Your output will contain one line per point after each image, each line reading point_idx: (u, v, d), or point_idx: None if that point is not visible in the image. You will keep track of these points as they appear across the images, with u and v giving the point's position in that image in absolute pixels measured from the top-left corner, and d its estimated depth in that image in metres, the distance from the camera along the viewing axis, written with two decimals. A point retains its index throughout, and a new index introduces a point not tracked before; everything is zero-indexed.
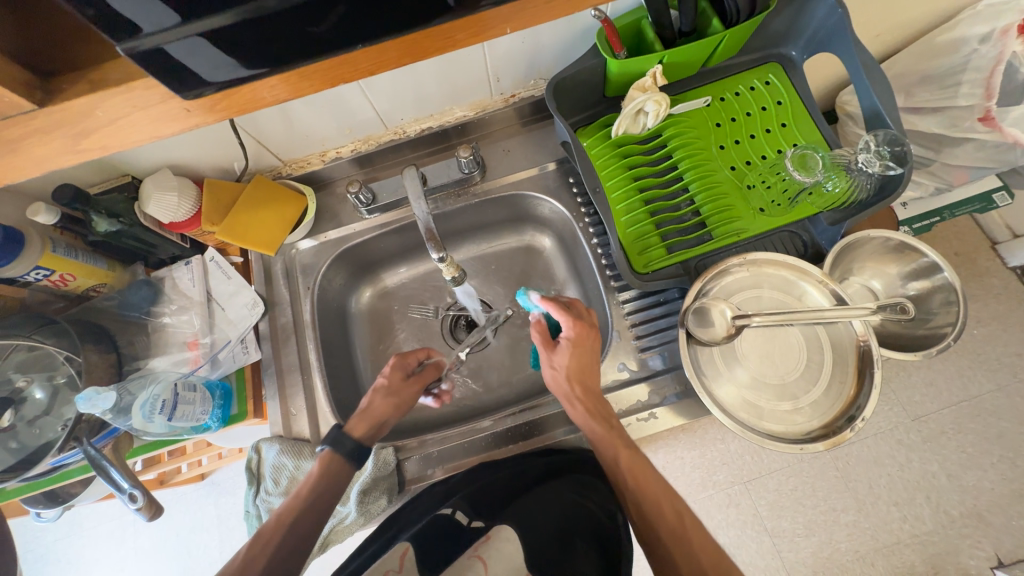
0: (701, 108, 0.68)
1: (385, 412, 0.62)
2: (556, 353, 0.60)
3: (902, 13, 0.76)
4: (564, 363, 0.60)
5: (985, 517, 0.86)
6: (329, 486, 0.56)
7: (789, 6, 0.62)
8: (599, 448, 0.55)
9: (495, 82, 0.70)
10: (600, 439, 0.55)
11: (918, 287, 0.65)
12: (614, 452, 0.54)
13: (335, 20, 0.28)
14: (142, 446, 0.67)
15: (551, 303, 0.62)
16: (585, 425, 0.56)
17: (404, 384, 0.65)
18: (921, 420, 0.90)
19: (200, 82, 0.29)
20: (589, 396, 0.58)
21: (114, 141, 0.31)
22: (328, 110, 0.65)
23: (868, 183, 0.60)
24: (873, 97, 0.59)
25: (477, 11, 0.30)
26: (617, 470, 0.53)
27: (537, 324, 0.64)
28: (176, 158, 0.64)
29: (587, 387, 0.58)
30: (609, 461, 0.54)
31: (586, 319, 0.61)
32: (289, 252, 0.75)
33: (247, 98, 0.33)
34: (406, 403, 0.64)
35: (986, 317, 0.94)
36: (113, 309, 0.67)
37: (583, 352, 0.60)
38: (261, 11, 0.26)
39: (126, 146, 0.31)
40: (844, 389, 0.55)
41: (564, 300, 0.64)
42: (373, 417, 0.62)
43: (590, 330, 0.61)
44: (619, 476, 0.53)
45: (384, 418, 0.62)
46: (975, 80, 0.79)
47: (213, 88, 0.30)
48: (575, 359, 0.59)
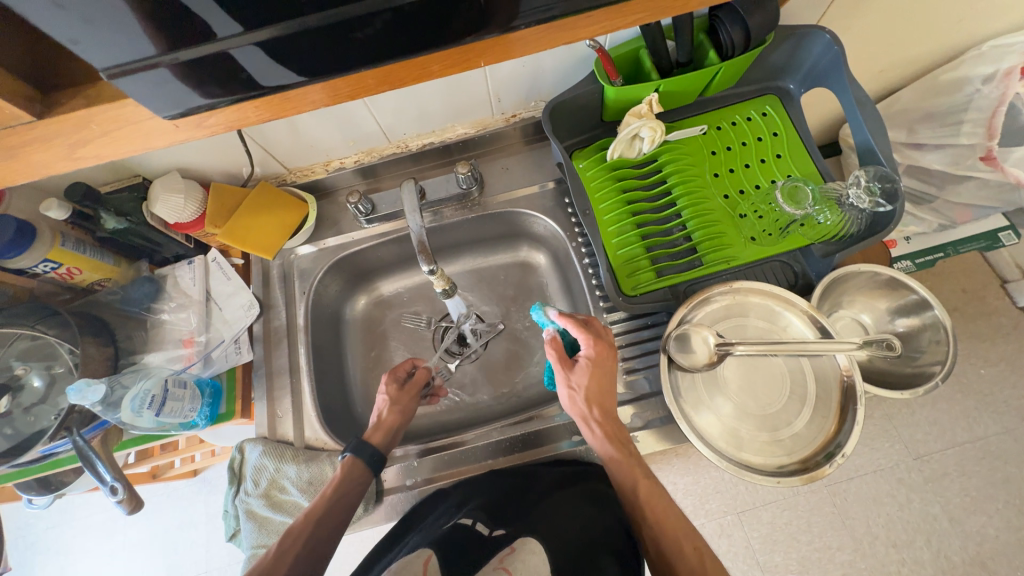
0: (697, 136, 0.69)
1: (398, 423, 0.65)
2: (574, 372, 0.59)
3: (905, 51, 0.75)
4: (583, 382, 0.58)
5: (989, 566, 0.83)
6: (336, 512, 0.56)
7: (787, 41, 0.62)
8: (617, 474, 0.55)
9: (496, 102, 0.71)
10: (618, 466, 0.55)
11: (906, 324, 0.65)
12: (632, 481, 0.54)
13: (372, 33, 0.29)
14: (132, 438, 0.68)
15: (570, 319, 0.61)
16: (604, 450, 0.56)
17: (403, 393, 0.67)
18: (923, 460, 0.88)
19: (201, 100, 0.31)
20: (607, 419, 0.57)
21: (107, 151, 0.32)
22: (333, 123, 0.67)
23: (860, 218, 0.61)
24: (866, 132, 0.59)
25: (508, 31, 0.31)
26: (634, 497, 0.53)
27: (553, 338, 0.62)
28: (186, 161, 0.67)
29: (605, 409, 0.58)
30: (628, 489, 0.54)
31: (606, 339, 0.60)
32: (288, 257, 0.77)
33: (284, 105, 0.33)
34: (413, 407, 0.67)
35: (994, 358, 0.92)
36: (114, 304, 0.68)
37: (603, 373, 0.59)
38: (272, 36, 0.27)
39: (118, 156, 0.33)
40: (825, 424, 0.55)
41: (582, 317, 0.63)
42: (389, 429, 0.64)
43: (609, 350, 0.60)
44: (636, 505, 0.53)
45: (397, 427, 0.65)
46: (977, 119, 0.79)
47: (223, 104, 0.32)
48: (594, 378, 0.58)
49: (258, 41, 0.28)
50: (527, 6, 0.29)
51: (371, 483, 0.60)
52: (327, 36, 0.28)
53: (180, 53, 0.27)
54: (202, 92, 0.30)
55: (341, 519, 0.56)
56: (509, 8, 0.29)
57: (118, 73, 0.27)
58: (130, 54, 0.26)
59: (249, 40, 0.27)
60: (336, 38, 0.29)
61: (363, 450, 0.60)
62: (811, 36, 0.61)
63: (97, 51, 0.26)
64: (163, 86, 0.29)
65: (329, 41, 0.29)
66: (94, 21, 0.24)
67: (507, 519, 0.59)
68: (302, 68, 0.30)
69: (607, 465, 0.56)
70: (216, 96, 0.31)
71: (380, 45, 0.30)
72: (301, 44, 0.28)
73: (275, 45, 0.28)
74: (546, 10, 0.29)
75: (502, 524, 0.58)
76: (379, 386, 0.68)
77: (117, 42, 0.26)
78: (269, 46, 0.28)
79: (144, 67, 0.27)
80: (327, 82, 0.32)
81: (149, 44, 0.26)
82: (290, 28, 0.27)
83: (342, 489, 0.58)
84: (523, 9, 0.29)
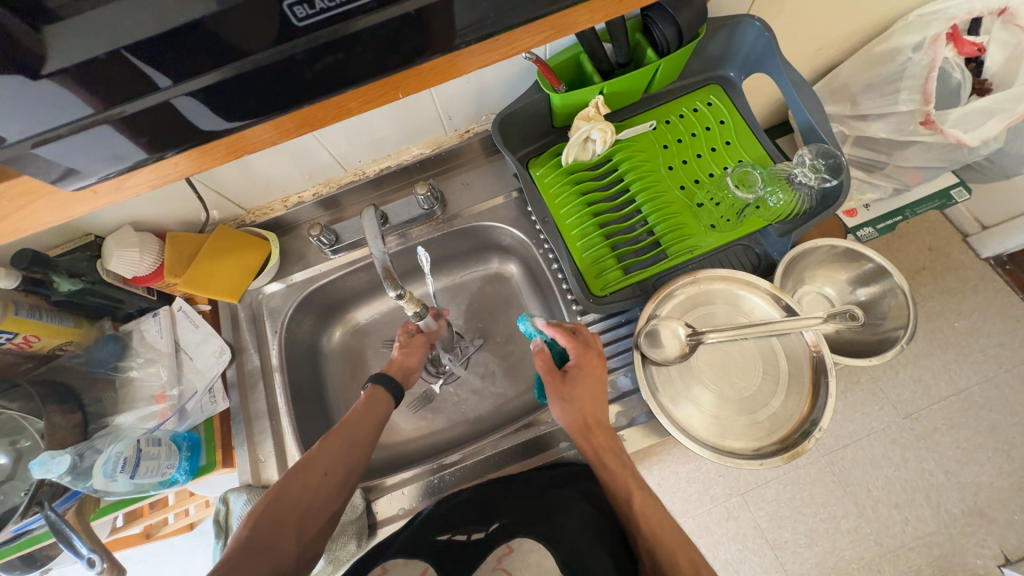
0: (648, 131, 0.70)
1: (414, 360, 0.69)
2: (565, 384, 0.58)
3: (836, 28, 0.77)
4: (575, 394, 0.58)
5: (988, 513, 0.85)
6: (367, 424, 0.59)
7: (720, 31, 0.64)
8: (612, 487, 0.55)
9: (447, 119, 0.72)
10: (612, 478, 0.55)
11: (867, 292, 0.67)
12: (626, 491, 0.54)
13: (320, 70, 0.28)
14: (110, 504, 0.67)
15: (557, 329, 0.61)
16: (597, 461, 0.56)
17: (412, 342, 0.70)
18: (912, 418, 0.90)
19: (143, 155, 0.30)
20: (601, 429, 0.57)
21: (24, 225, 0.32)
22: (286, 159, 0.67)
23: (810, 195, 0.63)
24: (806, 112, 0.61)
25: (447, 53, 0.30)
26: (629, 511, 0.54)
27: (540, 351, 0.61)
28: (137, 215, 0.66)
29: (599, 419, 0.58)
30: (623, 501, 0.54)
31: (595, 348, 0.60)
32: (256, 298, 0.76)
33: (230, 152, 0.33)
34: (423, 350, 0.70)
35: (965, 311, 0.95)
36: (80, 367, 0.66)
37: (594, 383, 0.59)
38: (216, 80, 0.27)
39: (37, 229, 0.33)
40: (800, 403, 0.56)
41: (569, 325, 0.62)
42: (405, 367, 0.68)
43: (598, 359, 0.59)
44: (631, 516, 0.54)
45: (411, 370, 0.68)
46: (913, 86, 0.81)
47: (170, 155, 0.31)
48: (586, 389, 0.58)
49: (202, 88, 0.27)
50: (456, 26, 0.28)
51: (392, 412, 0.62)
52: (275, 77, 0.28)
53: (120, 109, 0.26)
54: (144, 145, 0.29)
55: (372, 432, 0.59)
56: (436, 29, 0.28)
57: (35, 145, 0.26)
58: (60, 119, 0.26)
59: (187, 89, 0.27)
60: (259, 85, 0.28)
61: (381, 384, 0.63)
62: (741, 25, 0.63)
63: (10, 121, 0.24)
64: (102, 144, 0.28)
65: (261, 83, 0.28)
66: None
67: (501, 512, 0.58)
68: (240, 112, 0.29)
69: (601, 476, 0.56)
70: (152, 153, 0.30)
71: (324, 86, 0.29)
72: (239, 90, 0.28)
73: (208, 95, 0.27)
74: (475, 29, 0.29)
75: (496, 517, 0.58)
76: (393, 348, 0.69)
77: (38, 111, 0.25)
78: (212, 92, 0.27)
79: (83, 127, 0.26)
80: (272, 120, 0.31)
81: (54, 117, 0.25)
82: (226, 73, 0.27)
83: (368, 409, 0.60)
84: (451, 30, 0.29)
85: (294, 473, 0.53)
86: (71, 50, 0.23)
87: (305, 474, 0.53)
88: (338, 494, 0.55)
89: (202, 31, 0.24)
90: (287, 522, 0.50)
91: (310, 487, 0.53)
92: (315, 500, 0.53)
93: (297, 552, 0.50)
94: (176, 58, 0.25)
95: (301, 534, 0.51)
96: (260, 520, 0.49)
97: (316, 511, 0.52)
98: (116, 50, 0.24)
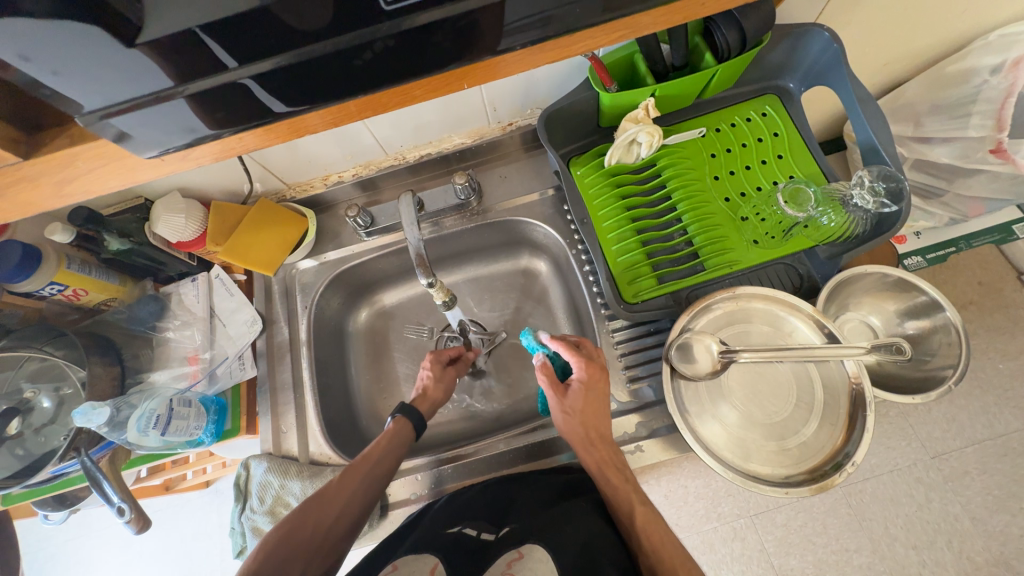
0: (696, 138, 0.68)
1: (441, 395, 0.68)
2: (567, 397, 0.58)
3: (906, 44, 0.73)
4: (577, 406, 0.58)
5: (1014, 566, 0.80)
6: (389, 462, 0.59)
7: (785, 40, 0.61)
8: (614, 502, 0.55)
9: (492, 111, 0.71)
10: (614, 491, 0.54)
11: (917, 325, 0.64)
12: (628, 506, 0.54)
13: (372, 56, 0.27)
14: (140, 457, 0.70)
15: (561, 342, 0.61)
16: (599, 474, 0.56)
17: (445, 371, 0.70)
18: (941, 458, 0.85)
19: (206, 131, 0.30)
20: (603, 442, 0.57)
21: (90, 187, 0.33)
22: (332, 139, 0.67)
23: (865, 218, 0.59)
24: (869, 131, 0.58)
25: (498, 53, 0.30)
26: (631, 526, 0.53)
27: (542, 365, 0.61)
28: (186, 182, 0.68)
29: (601, 433, 0.57)
30: (625, 516, 0.54)
31: (597, 361, 0.60)
32: (289, 272, 0.77)
33: (293, 131, 0.33)
34: (454, 384, 0.70)
35: (1014, 353, 0.89)
36: (121, 323, 0.69)
37: (596, 397, 0.58)
38: (282, 64, 0.27)
39: (100, 191, 0.33)
40: (834, 435, 0.54)
41: (573, 339, 0.63)
42: (434, 402, 0.67)
43: (600, 372, 0.59)
44: (633, 532, 0.53)
45: (439, 401, 0.68)
46: (986, 111, 0.76)
47: (229, 132, 0.31)
48: (588, 402, 0.58)
49: (263, 71, 0.27)
50: (513, 18, 0.27)
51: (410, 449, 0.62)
52: (334, 64, 0.27)
53: (189, 85, 0.27)
54: (207, 121, 0.29)
55: (390, 471, 0.59)
56: (501, 24, 0.28)
57: (111, 112, 0.27)
58: (133, 91, 0.26)
59: (248, 72, 0.27)
60: (319, 73, 0.28)
61: (410, 417, 0.63)
62: (809, 34, 0.60)
63: (91, 86, 0.25)
64: (168, 117, 0.28)
65: (327, 69, 0.28)
66: (75, 77, 0.24)
67: (513, 517, 0.57)
68: (300, 99, 0.29)
69: (603, 490, 0.55)
70: (219, 127, 0.30)
71: (380, 70, 0.29)
72: (299, 75, 0.28)
73: (273, 78, 0.28)
74: (537, 23, 0.28)
75: (507, 522, 0.57)
76: (421, 365, 0.70)
77: (112, 78, 0.25)
78: (273, 74, 0.27)
79: (152, 101, 0.27)
80: (336, 106, 0.31)
81: (123, 87, 0.26)
82: (288, 58, 0.27)
83: (388, 445, 0.60)
84: (509, 22, 0.28)
85: (308, 507, 0.53)
86: (146, 23, 0.24)
87: (322, 508, 0.53)
88: (347, 534, 0.54)
89: (270, 14, 0.24)
90: (298, 554, 0.50)
91: (322, 523, 0.52)
92: (326, 539, 0.52)
93: None
94: (241, 37, 0.25)
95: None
96: (269, 556, 0.49)
97: (325, 550, 0.51)
98: (186, 27, 0.24)
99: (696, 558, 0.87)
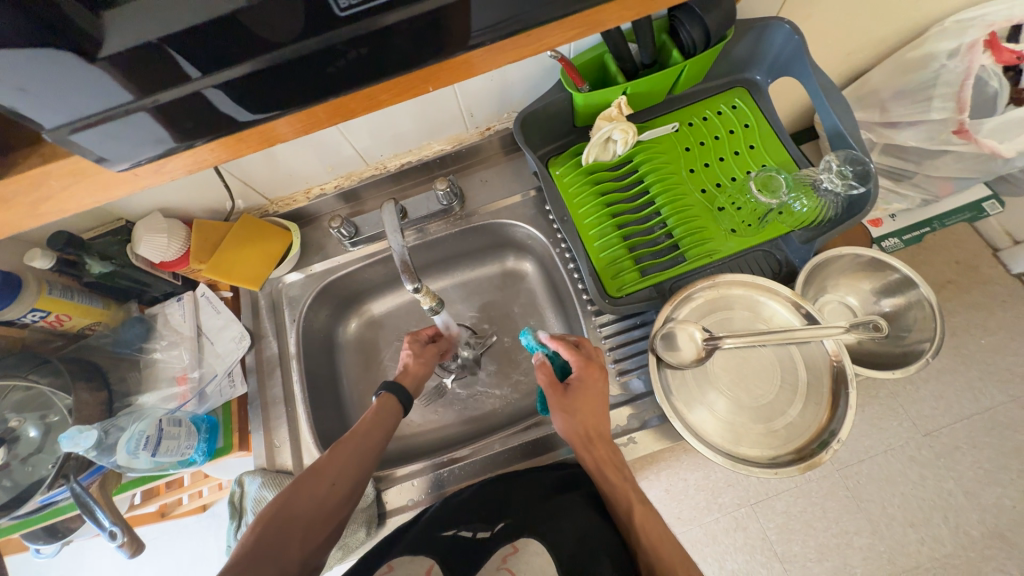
0: (670, 133, 0.69)
1: (425, 369, 0.69)
2: (567, 396, 0.59)
3: (866, 33, 0.76)
4: (576, 405, 0.58)
5: (1010, 537, 0.82)
6: (379, 434, 0.59)
7: (747, 33, 0.63)
8: (612, 500, 0.55)
9: (469, 116, 0.72)
10: (612, 489, 0.55)
11: (892, 303, 0.66)
12: (626, 504, 0.54)
13: (344, 63, 0.29)
14: (131, 480, 0.69)
15: (560, 341, 0.62)
16: (598, 474, 0.56)
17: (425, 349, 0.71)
18: (931, 435, 0.87)
19: (179, 142, 0.31)
20: (602, 441, 0.57)
21: (64, 207, 0.33)
22: (311, 151, 0.68)
23: (835, 202, 0.61)
24: (834, 117, 0.60)
25: (465, 53, 0.31)
26: (629, 522, 0.54)
27: (542, 364, 0.62)
28: (166, 202, 0.68)
29: (600, 432, 0.58)
30: (623, 512, 0.55)
31: (596, 360, 0.61)
32: (276, 286, 0.77)
33: (263, 141, 0.34)
34: (435, 359, 0.70)
35: (993, 327, 0.91)
36: (107, 347, 0.69)
37: (595, 395, 0.59)
38: (250, 71, 0.28)
39: (75, 209, 0.34)
40: (819, 413, 0.56)
41: (572, 339, 0.63)
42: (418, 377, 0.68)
43: (600, 372, 0.60)
44: (631, 528, 0.53)
45: (422, 375, 0.68)
46: (946, 94, 0.78)
47: (200, 143, 0.32)
48: (586, 401, 0.58)
49: (233, 78, 0.28)
50: (481, 24, 0.29)
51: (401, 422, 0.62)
52: (303, 69, 0.28)
53: (158, 95, 0.27)
54: (179, 132, 0.30)
55: (380, 445, 0.59)
56: (461, 25, 0.29)
57: (81, 126, 0.27)
58: (98, 106, 0.27)
59: (217, 81, 0.28)
60: (288, 78, 0.29)
61: (396, 393, 0.63)
62: (770, 27, 0.62)
63: (61, 103, 0.26)
64: (139, 129, 0.29)
65: (296, 74, 0.29)
66: (43, 94, 0.25)
67: (507, 513, 0.57)
68: (269, 105, 0.30)
69: (601, 488, 0.56)
70: (191, 138, 0.31)
71: (351, 77, 0.30)
72: (269, 81, 0.28)
73: (240, 84, 0.28)
74: (503, 26, 0.29)
75: (503, 518, 0.57)
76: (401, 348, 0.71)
77: (81, 94, 0.25)
78: (243, 81, 0.28)
79: (119, 114, 0.27)
80: (303, 111, 0.32)
81: (93, 102, 0.26)
82: (257, 65, 0.27)
83: (377, 418, 0.60)
84: (476, 27, 0.29)
85: (302, 481, 0.53)
86: (113, 37, 0.24)
87: (316, 481, 0.53)
88: (345, 505, 0.55)
89: (237, 22, 0.25)
90: (293, 529, 0.50)
91: (317, 496, 0.53)
92: (323, 508, 0.53)
93: (301, 561, 0.50)
94: (209, 47, 0.26)
95: (305, 543, 0.50)
96: (266, 529, 0.49)
97: (323, 520, 0.52)
98: (153, 37, 0.25)
99: (698, 550, 0.87)
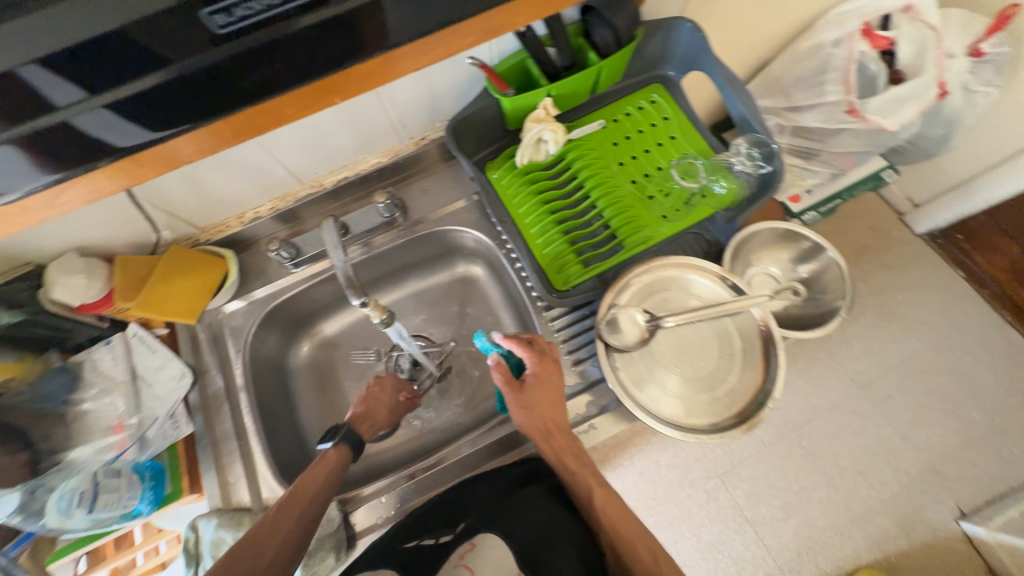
0: (599, 130, 0.73)
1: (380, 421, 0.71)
2: (523, 393, 0.60)
3: (762, 28, 0.83)
4: (534, 400, 0.60)
5: (942, 470, 0.86)
6: (326, 487, 0.58)
7: (657, 32, 0.67)
8: (575, 488, 0.57)
9: (402, 128, 0.72)
10: (575, 478, 0.57)
11: (808, 268, 0.73)
12: (589, 490, 0.56)
13: (258, 76, 0.32)
14: (68, 544, 0.63)
15: (514, 340, 0.62)
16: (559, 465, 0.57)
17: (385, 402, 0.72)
18: (867, 386, 0.93)
19: (83, 159, 0.33)
20: (561, 432, 0.59)
21: None
22: (238, 172, 0.66)
23: (749, 179, 0.68)
24: (739, 105, 0.64)
25: (386, 50, 0.33)
26: (592, 508, 0.55)
27: (497, 364, 0.62)
28: (83, 240, 0.64)
29: (558, 423, 0.59)
30: (586, 500, 0.56)
31: (550, 355, 0.62)
32: (216, 317, 0.74)
33: (164, 164, 0.35)
34: (394, 417, 0.72)
35: (906, 283, 1.00)
36: (25, 404, 0.63)
37: (551, 388, 0.61)
38: (154, 86, 0.31)
39: None
40: (754, 376, 0.60)
41: (526, 336, 0.64)
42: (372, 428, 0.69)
43: (553, 365, 0.62)
44: (594, 513, 0.55)
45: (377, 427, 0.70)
46: (835, 78, 0.87)
47: (105, 162, 0.34)
48: (543, 395, 0.60)
49: (140, 91, 0.31)
50: (395, 26, 0.32)
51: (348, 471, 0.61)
52: (205, 84, 0.31)
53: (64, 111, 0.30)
54: (84, 149, 0.32)
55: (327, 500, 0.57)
56: (372, 31, 0.32)
57: None
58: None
59: (121, 95, 0.30)
60: (191, 91, 0.32)
61: (344, 442, 0.62)
62: (675, 27, 0.66)
63: None
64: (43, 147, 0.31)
65: (200, 87, 0.32)
66: None
67: (468, 512, 0.59)
68: (178, 119, 0.33)
69: (564, 478, 0.57)
70: (97, 154, 0.33)
71: (264, 87, 0.33)
72: (173, 94, 0.31)
73: (146, 99, 0.31)
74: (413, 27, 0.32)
75: (463, 518, 0.58)
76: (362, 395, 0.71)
77: None
78: (148, 95, 0.31)
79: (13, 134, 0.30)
80: (209, 127, 0.34)
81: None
82: (160, 79, 0.30)
83: (323, 471, 0.59)
84: (390, 28, 0.32)
85: (242, 549, 0.51)
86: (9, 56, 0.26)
87: (256, 547, 0.51)
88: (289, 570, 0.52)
89: (135, 42, 0.28)
90: None
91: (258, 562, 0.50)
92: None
93: None
94: (110, 65, 0.28)
95: None
96: None
97: None
98: (52, 55, 0.27)
99: (674, 527, 0.86)
